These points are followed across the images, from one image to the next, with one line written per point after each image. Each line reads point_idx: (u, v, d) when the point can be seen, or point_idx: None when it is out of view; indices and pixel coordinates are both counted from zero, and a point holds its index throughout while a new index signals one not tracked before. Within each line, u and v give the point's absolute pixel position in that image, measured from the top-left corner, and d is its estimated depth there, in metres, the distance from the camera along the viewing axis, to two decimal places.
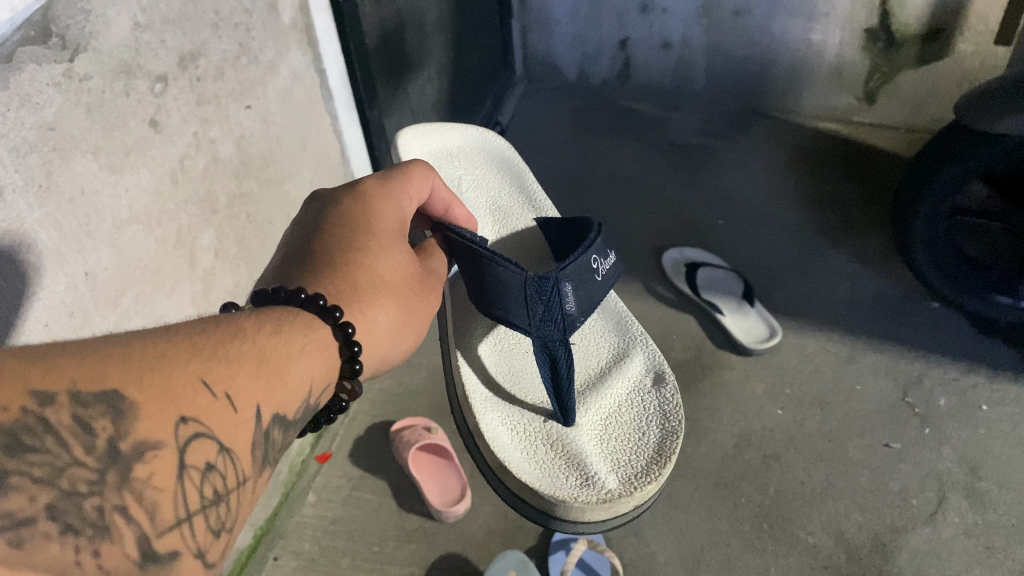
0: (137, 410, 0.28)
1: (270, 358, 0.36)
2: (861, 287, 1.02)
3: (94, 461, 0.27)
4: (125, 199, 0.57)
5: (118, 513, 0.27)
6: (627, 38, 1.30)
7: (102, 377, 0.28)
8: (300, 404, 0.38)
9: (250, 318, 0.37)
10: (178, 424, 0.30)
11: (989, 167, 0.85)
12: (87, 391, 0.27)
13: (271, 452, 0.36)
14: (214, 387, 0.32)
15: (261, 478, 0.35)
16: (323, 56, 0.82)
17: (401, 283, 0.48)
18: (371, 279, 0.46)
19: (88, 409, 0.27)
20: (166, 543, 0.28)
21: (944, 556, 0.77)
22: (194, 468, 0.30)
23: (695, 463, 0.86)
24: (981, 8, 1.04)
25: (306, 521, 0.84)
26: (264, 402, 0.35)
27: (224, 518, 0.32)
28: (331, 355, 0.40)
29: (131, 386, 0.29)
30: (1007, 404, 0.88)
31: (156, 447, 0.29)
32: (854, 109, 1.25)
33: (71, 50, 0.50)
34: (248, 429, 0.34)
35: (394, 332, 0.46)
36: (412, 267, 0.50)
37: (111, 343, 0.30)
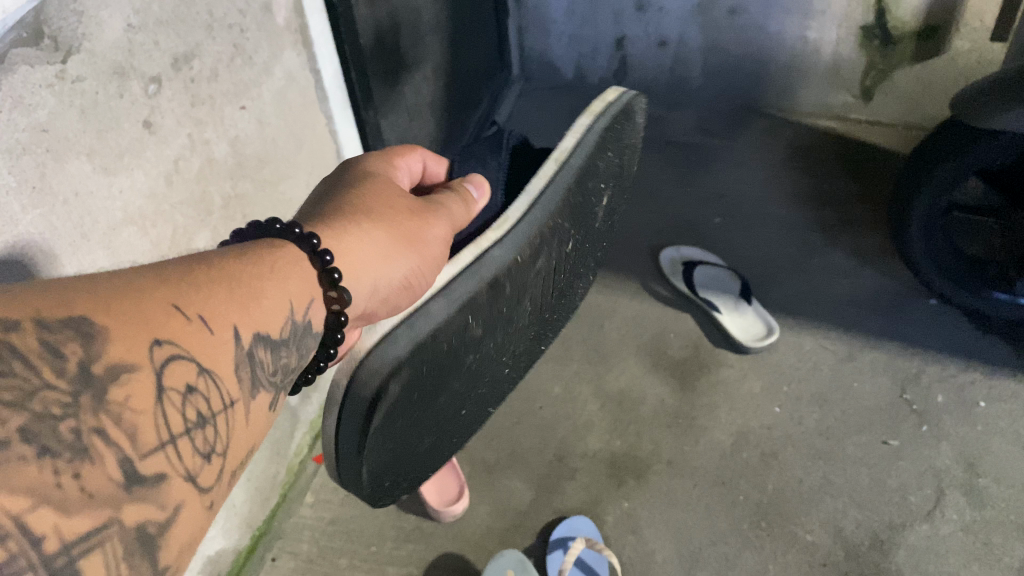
0: (107, 335, 0.29)
1: (244, 283, 0.37)
2: (858, 285, 1.02)
3: (65, 384, 0.27)
4: (119, 202, 0.57)
5: (97, 435, 0.27)
6: (624, 37, 1.30)
7: (67, 308, 0.29)
8: (283, 323, 0.39)
9: (221, 251, 0.38)
10: (152, 345, 0.30)
11: (986, 163, 0.85)
12: (52, 319, 0.28)
13: (258, 377, 0.37)
14: (186, 309, 0.33)
15: (249, 402, 0.35)
16: (318, 56, 0.82)
17: (395, 220, 0.48)
18: (353, 211, 0.47)
19: (55, 335, 0.28)
20: (150, 466, 0.29)
21: (942, 554, 0.77)
22: (175, 389, 0.31)
23: (694, 461, 0.86)
24: (977, 5, 1.04)
25: (305, 521, 0.84)
26: (241, 322, 0.35)
27: (211, 439, 0.32)
28: (305, 271, 0.40)
29: (97, 312, 0.29)
30: (1005, 401, 0.88)
31: (131, 369, 0.29)
32: (850, 106, 1.25)
33: (63, 52, 0.50)
34: (229, 351, 0.34)
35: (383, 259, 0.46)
36: (411, 203, 0.50)
37: (74, 280, 0.31)
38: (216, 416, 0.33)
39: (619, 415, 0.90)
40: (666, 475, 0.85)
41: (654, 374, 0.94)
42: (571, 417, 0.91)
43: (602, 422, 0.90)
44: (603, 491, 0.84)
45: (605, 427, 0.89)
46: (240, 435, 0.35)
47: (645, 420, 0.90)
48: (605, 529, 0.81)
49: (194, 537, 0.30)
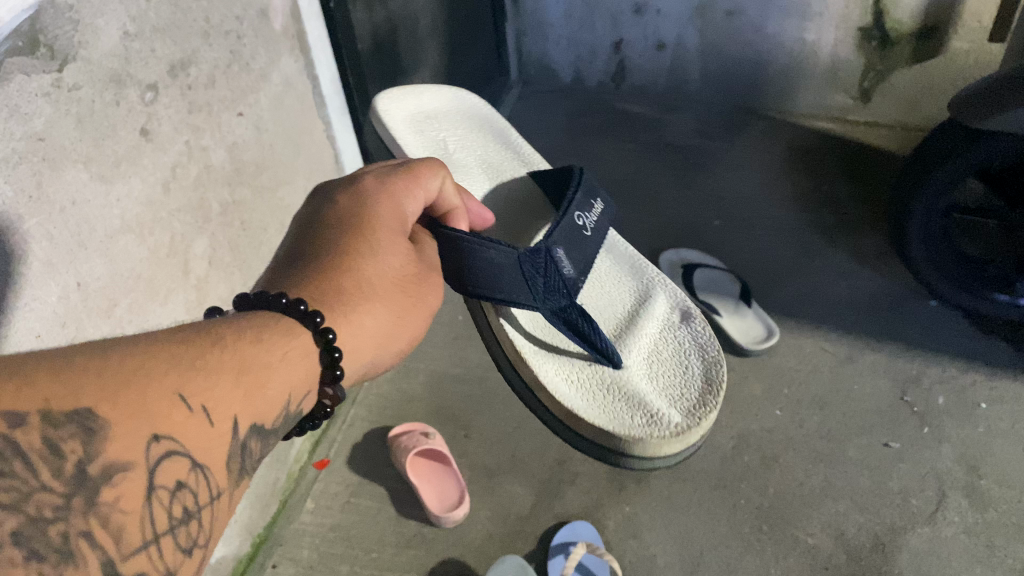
0: (108, 430, 0.28)
1: (250, 367, 0.35)
2: (858, 287, 1.02)
3: (61, 486, 0.26)
4: (116, 210, 0.57)
5: (84, 539, 0.26)
6: (622, 40, 1.30)
7: (76, 395, 0.27)
8: (281, 409, 0.37)
9: (236, 324, 0.37)
10: (150, 442, 0.29)
11: (985, 165, 0.85)
12: (58, 410, 0.27)
13: (248, 463, 0.35)
14: (190, 401, 0.31)
15: (236, 491, 0.34)
16: (315, 61, 0.82)
17: (393, 287, 0.46)
18: (367, 282, 0.45)
19: (58, 431, 0.27)
20: (132, 566, 0.28)
21: (944, 556, 0.76)
22: (164, 488, 0.29)
23: (694, 465, 0.85)
24: (975, 5, 1.04)
25: (305, 528, 0.84)
26: (241, 413, 0.34)
27: (195, 532, 0.31)
28: (312, 363, 0.39)
29: (104, 403, 0.28)
30: (1006, 402, 0.88)
31: (126, 468, 0.28)
32: (848, 107, 1.25)
33: (59, 60, 0.50)
34: (224, 443, 0.33)
35: (383, 335, 0.45)
36: (415, 283, 0.49)
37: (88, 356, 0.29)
38: (202, 508, 0.32)
39: None
40: (667, 478, 0.84)
41: None
42: None
43: None
44: (605, 496, 0.84)
45: None
46: (222, 527, 0.33)
47: None
48: (606, 533, 0.81)
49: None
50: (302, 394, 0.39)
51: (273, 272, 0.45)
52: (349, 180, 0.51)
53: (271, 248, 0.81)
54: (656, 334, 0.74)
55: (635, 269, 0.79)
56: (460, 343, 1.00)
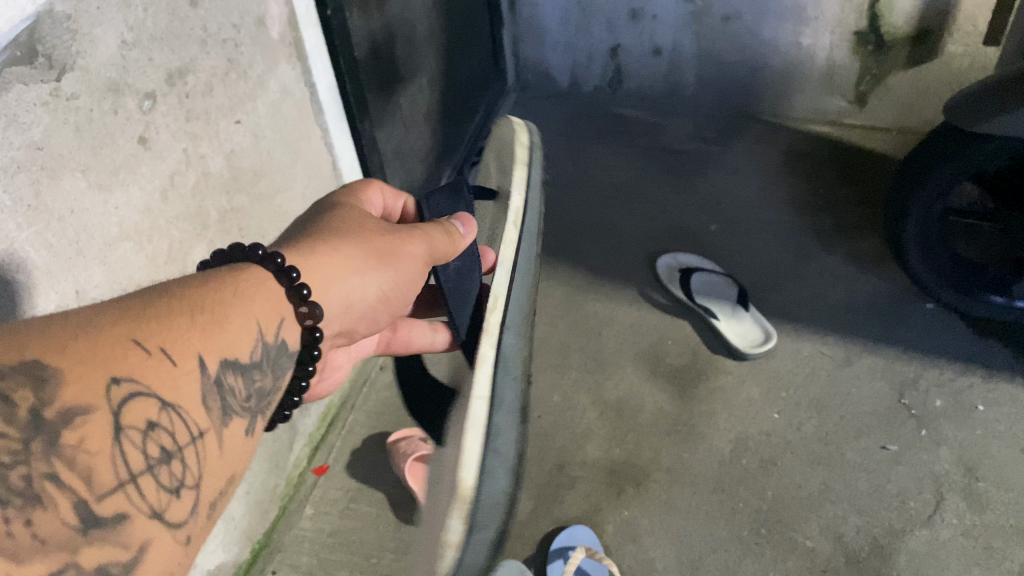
0: (61, 376, 0.29)
1: (203, 309, 0.38)
2: (855, 290, 1.02)
3: (18, 432, 0.28)
4: (115, 217, 0.57)
5: (49, 480, 0.28)
6: (618, 45, 1.31)
7: (21, 351, 0.29)
8: (250, 343, 0.41)
9: (188, 277, 0.39)
10: (109, 385, 0.31)
11: (980, 167, 0.85)
12: (7, 365, 0.28)
13: (226, 401, 0.38)
14: (146, 345, 0.33)
15: (213, 425, 0.37)
16: (312, 68, 0.82)
17: (352, 229, 0.52)
18: (332, 229, 0.51)
19: (4, 382, 0.28)
20: (108, 507, 0.30)
21: (942, 558, 0.76)
22: (133, 427, 0.32)
23: (693, 469, 0.86)
24: (970, 10, 1.05)
25: (305, 533, 0.84)
26: (204, 350, 0.37)
27: (177, 471, 0.34)
28: (271, 290, 0.43)
29: (52, 353, 0.30)
30: (1004, 404, 0.88)
31: (86, 411, 0.30)
32: (845, 111, 1.25)
33: (57, 69, 0.50)
34: (190, 381, 0.35)
35: (352, 265, 0.50)
36: (384, 226, 0.54)
37: (29, 323, 0.31)
38: (182, 447, 0.35)
39: (618, 424, 0.90)
40: (666, 483, 0.85)
41: (653, 381, 0.94)
42: (571, 426, 0.91)
43: (601, 430, 0.90)
44: (604, 500, 0.84)
45: (604, 435, 0.89)
46: (210, 464, 0.36)
47: (644, 428, 0.90)
48: (605, 538, 0.81)
49: (164, 568, 0.32)
50: (274, 323, 0.43)
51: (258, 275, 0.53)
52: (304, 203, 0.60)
53: None
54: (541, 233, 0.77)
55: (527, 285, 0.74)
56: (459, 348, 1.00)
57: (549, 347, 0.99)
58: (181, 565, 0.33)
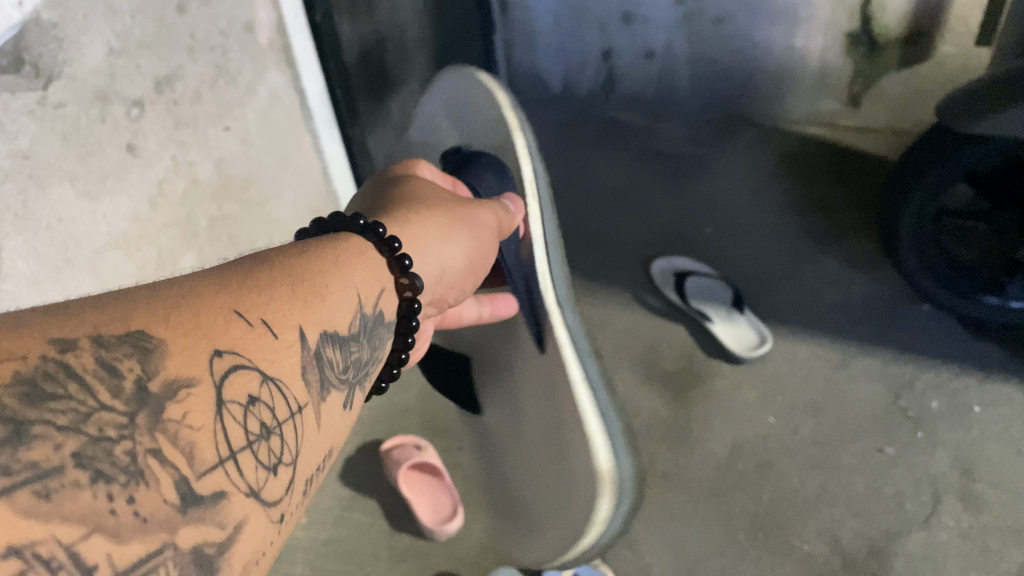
0: (164, 348, 0.27)
1: (303, 279, 0.35)
2: (850, 293, 1.02)
3: (122, 404, 0.25)
4: (103, 226, 0.57)
5: (152, 456, 0.25)
6: (610, 49, 1.30)
7: (124, 322, 0.27)
8: (352, 313, 0.38)
9: (285, 249, 0.38)
10: (214, 356, 0.28)
11: (973, 167, 0.85)
12: (108, 334, 0.26)
13: (326, 371, 0.35)
14: (248, 315, 0.31)
15: (316, 400, 0.33)
16: (302, 74, 0.82)
17: (434, 205, 0.56)
18: (413, 205, 0.55)
19: (110, 350, 0.25)
20: (207, 485, 0.26)
21: (939, 561, 0.76)
22: (235, 401, 0.28)
23: (688, 474, 0.85)
24: (962, 11, 1.05)
25: (298, 543, 0.83)
26: (306, 322, 0.33)
27: (275, 448, 0.30)
28: (367, 260, 0.42)
29: (154, 324, 0.27)
30: (1000, 405, 0.88)
31: (189, 384, 0.27)
32: (839, 113, 1.25)
33: (44, 78, 0.50)
34: (294, 353, 0.32)
35: (440, 234, 0.53)
36: (457, 208, 0.57)
37: (129, 296, 0.28)
38: (281, 424, 0.30)
39: None
40: (661, 488, 0.84)
41: (648, 387, 0.93)
42: None
43: None
44: None
45: None
46: (309, 443, 0.32)
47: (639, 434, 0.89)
48: None
49: (257, 550, 0.28)
50: (375, 292, 0.41)
51: None
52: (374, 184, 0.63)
53: None
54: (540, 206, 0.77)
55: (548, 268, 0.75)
56: None
57: None
58: (271, 549, 0.29)
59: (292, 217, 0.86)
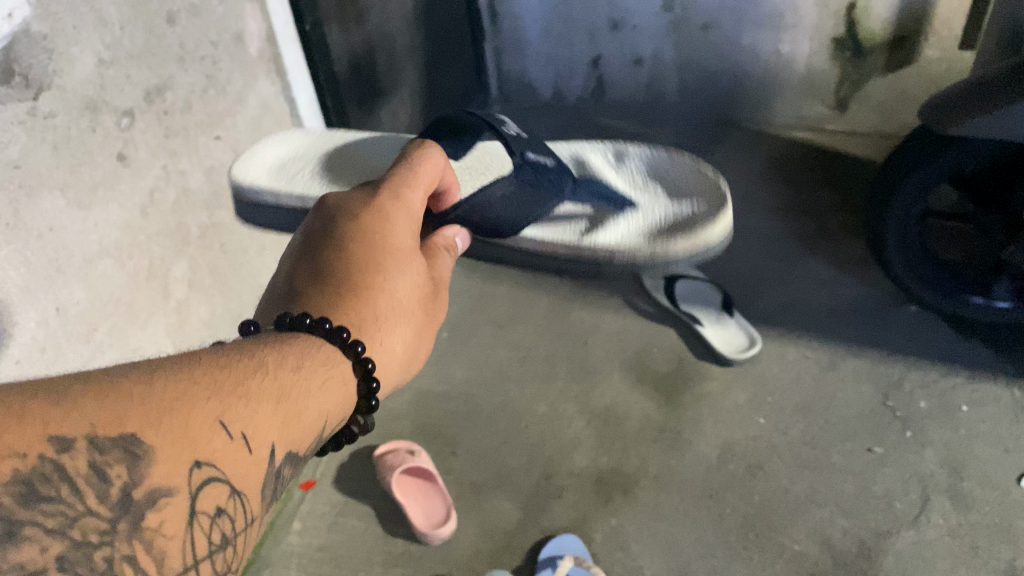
0: (153, 455, 0.29)
1: (288, 394, 0.36)
2: (839, 295, 1.03)
3: (107, 510, 0.27)
4: (94, 235, 0.58)
5: (127, 563, 0.27)
6: (599, 56, 1.31)
7: (123, 422, 0.29)
8: (316, 436, 0.39)
9: (280, 355, 0.38)
10: (192, 469, 0.30)
11: (957, 169, 0.86)
12: (105, 435, 0.28)
13: (280, 489, 0.36)
14: (231, 427, 0.32)
15: (270, 514, 0.35)
16: (292, 84, 0.83)
17: (415, 301, 0.51)
18: (397, 300, 0.49)
19: (104, 456, 0.27)
20: None
21: (928, 559, 0.77)
22: (205, 512, 0.30)
23: (680, 475, 0.86)
24: (945, 15, 1.06)
25: (292, 549, 0.84)
26: (278, 441, 0.35)
27: (233, 559, 0.32)
28: (347, 392, 0.42)
29: (148, 429, 0.29)
30: (987, 403, 0.89)
31: (169, 494, 0.29)
32: (826, 117, 1.27)
33: (34, 89, 0.51)
34: (263, 470, 0.34)
35: (407, 351, 0.49)
36: (428, 305, 0.53)
37: (133, 385, 0.30)
38: (239, 534, 0.32)
39: (604, 432, 0.90)
40: (653, 490, 0.85)
41: (639, 389, 0.94)
42: (557, 435, 0.91)
43: (588, 438, 0.90)
44: (591, 508, 0.84)
45: (591, 444, 0.89)
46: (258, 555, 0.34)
47: (630, 436, 0.89)
48: (593, 546, 0.81)
49: None
50: (335, 423, 0.41)
51: (307, 280, 0.48)
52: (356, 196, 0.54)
53: (251, 270, 0.81)
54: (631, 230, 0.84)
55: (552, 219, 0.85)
56: (445, 360, 1.00)
57: (534, 356, 0.99)
58: None
59: None
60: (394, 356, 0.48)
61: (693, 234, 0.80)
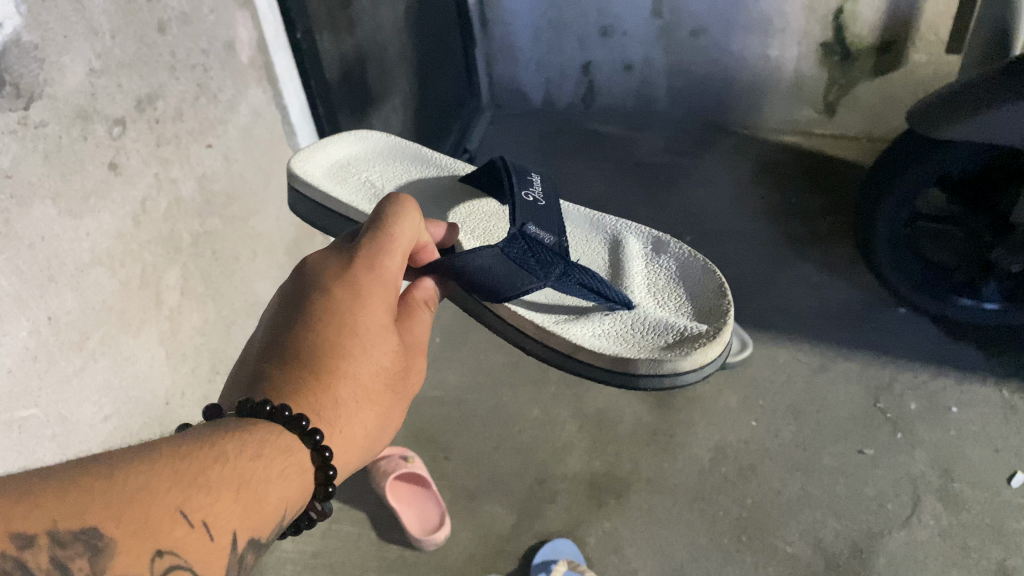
0: (114, 546, 0.29)
1: (248, 483, 0.35)
2: (828, 297, 1.04)
3: None
4: (86, 243, 0.58)
5: None
6: (590, 62, 1.33)
7: (83, 514, 0.29)
8: (273, 529, 0.37)
9: (237, 441, 0.37)
10: (153, 558, 0.30)
11: (946, 173, 0.87)
12: (67, 529, 0.28)
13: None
14: (192, 515, 0.32)
15: None
16: (284, 92, 0.83)
17: (384, 381, 0.47)
18: (364, 385, 0.45)
19: (66, 550, 0.28)
20: None
21: (920, 559, 0.77)
22: None
23: (672, 478, 0.86)
24: (931, 19, 1.07)
25: (286, 555, 0.84)
26: (240, 528, 0.34)
27: None
28: (306, 480, 0.39)
29: (108, 519, 0.29)
30: (976, 405, 0.90)
31: None
32: (814, 121, 1.28)
33: (25, 98, 0.51)
34: (224, 558, 0.33)
35: (372, 435, 0.45)
36: (401, 384, 0.49)
37: (93, 475, 0.30)
38: None
39: (597, 436, 0.91)
40: (645, 493, 0.85)
41: (632, 393, 0.95)
42: (551, 439, 0.91)
43: (581, 442, 0.90)
44: (584, 512, 0.84)
45: (584, 448, 0.89)
46: None
47: (623, 440, 0.90)
48: (586, 549, 0.81)
49: None
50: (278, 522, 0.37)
51: (268, 361, 0.45)
52: (331, 268, 0.50)
53: (243, 277, 0.81)
54: (642, 268, 0.72)
55: (594, 223, 0.76)
56: (438, 366, 1.00)
57: (528, 361, 1.00)
58: None
59: (276, 233, 0.87)
60: (354, 444, 0.44)
61: (687, 345, 0.60)
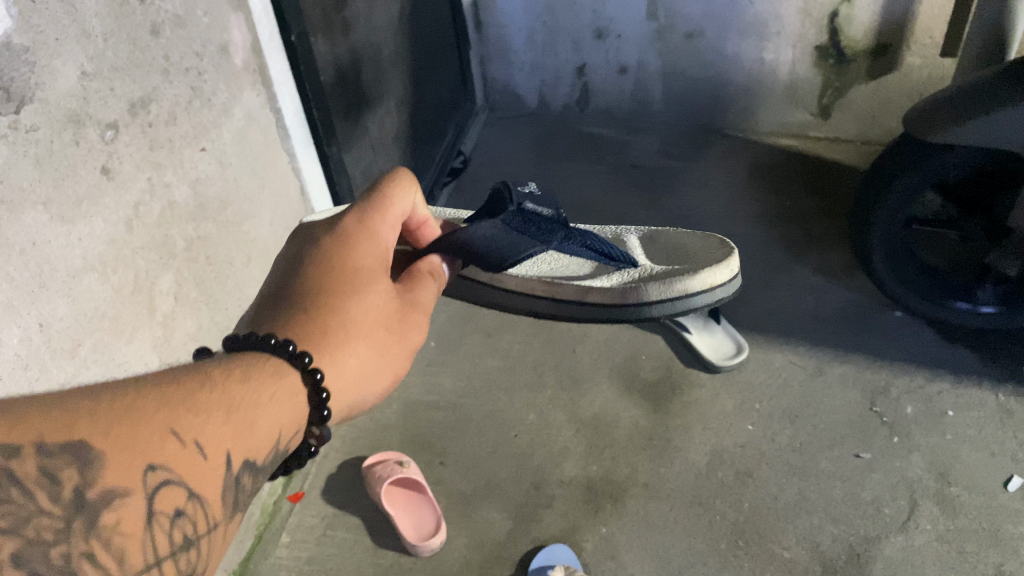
0: (104, 460, 0.28)
1: (239, 407, 0.34)
2: (825, 301, 1.03)
3: (60, 509, 0.27)
4: (78, 250, 0.57)
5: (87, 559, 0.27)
6: (584, 64, 1.32)
7: (70, 428, 0.28)
8: (268, 450, 0.36)
9: (227, 364, 0.36)
10: (146, 471, 0.29)
11: (941, 177, 0.87)
12: (54, 442, 0.27)
13: (241, 498, 0.35)
14: (184, 433, 0.31)
15: (233, 520, 0.34)
16: (278, 94, 0.82)
17: (380, 323, 0.46)
18: (355, 323, 0.44)
19: (53, 460, 0.27)
20: None
21: (917, 563, 0.77)
22: (164, 514, 0.30)
23: (669, 483, 0.86)
24: (926, 23, 1.07)
25: (281, 562, 0.83)
26: (234, 448, 0.33)
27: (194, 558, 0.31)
28: (298, 405, 0.38)
29: (98, 435, 0.28)
30: (972, 409, 0.90)
31: (124, 495, 0.28)
32: (809, 124, 1.28)
33: (16, 102, 0.50)
34: (219, 475, 0.33)
35: (370, 373, 0.44)
36: (399, 330, 0.47)
37: (77, 395, 0.29)
38: (201, 535, 0.32)
39: (594, 440, 0.90)
40: (643, 498, 0.85)
41: (628, 397, 0.94)
42: (547, 444, 0.90)
43: (577, 448, 0.90)
44: (581, 517, 0.84)
45: (581, 453, 0.89)
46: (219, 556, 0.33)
47: (619, 445, 0.90)
48: (584, 555, 0.81)
49: None
50: (273, 443, 0.36)
51: (262, 309, 0.45)
52: (325, 225, 0.51)
53: (237, 281, 0.81)
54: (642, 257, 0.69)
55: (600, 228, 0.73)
56: (433, 370, 1.00)
57: (524, 366, 0.99)
58: None
59: (270, 236, 0.86)
60: (350, 376, 0.42)
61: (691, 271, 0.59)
